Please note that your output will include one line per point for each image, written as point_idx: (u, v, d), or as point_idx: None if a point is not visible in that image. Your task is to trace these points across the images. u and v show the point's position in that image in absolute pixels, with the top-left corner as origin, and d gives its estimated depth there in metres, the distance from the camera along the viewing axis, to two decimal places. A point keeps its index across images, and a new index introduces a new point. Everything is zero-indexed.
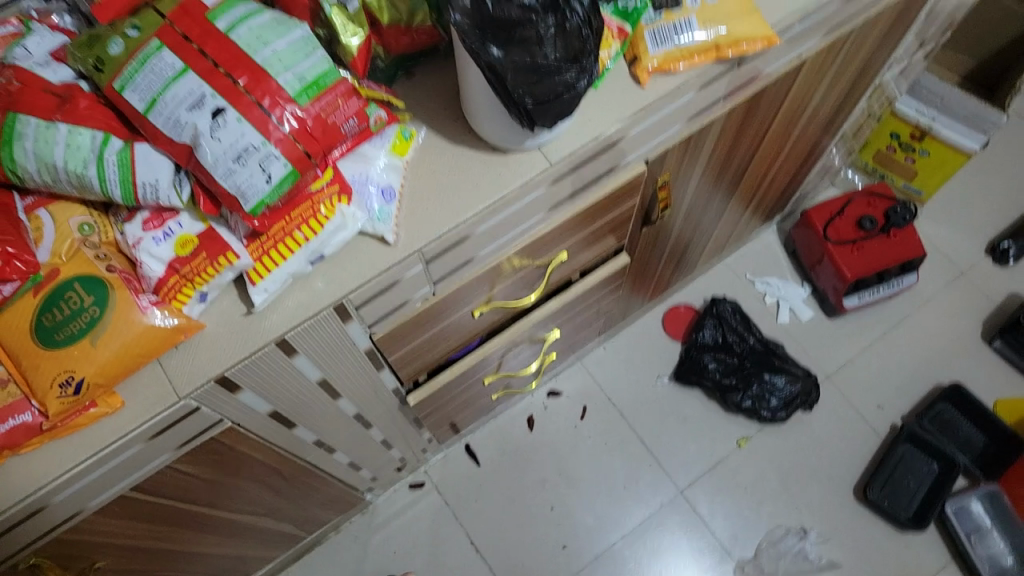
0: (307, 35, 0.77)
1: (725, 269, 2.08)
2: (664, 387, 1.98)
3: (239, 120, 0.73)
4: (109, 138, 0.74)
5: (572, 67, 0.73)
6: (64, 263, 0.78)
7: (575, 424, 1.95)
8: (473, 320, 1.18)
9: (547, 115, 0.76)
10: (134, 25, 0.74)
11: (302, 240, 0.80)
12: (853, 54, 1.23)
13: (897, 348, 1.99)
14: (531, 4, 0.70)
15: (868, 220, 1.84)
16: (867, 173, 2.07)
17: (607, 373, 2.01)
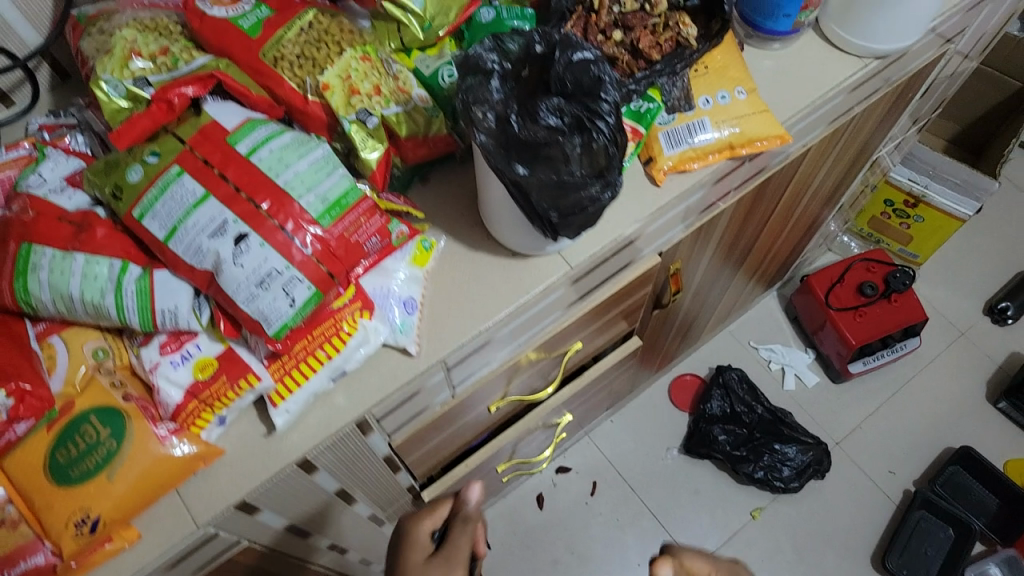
0: (328, 154, 0.77)
1: (727, 336, 2.08)
2: (673, 459, 1.95)
3: (262, 245, 0.71)
4: (127, 266, 0.73)
5: (596, 182, 0.71)
6: (77, 393, 0.75)
7: (585, 501, 1.91)
8: (488, 415, 1.16)
9: (570, 226, 0.75)
10: (154, 152, 0.73)
11: (326, 357, 0.78)
12: (852, 139, 1.25)
13: (907, 411, 1.97)
14: (558, 125, 0.69)
15: (869, 287, 1.85)
16: (863, 237, 2.10)
17: (615, 447, 1.98)
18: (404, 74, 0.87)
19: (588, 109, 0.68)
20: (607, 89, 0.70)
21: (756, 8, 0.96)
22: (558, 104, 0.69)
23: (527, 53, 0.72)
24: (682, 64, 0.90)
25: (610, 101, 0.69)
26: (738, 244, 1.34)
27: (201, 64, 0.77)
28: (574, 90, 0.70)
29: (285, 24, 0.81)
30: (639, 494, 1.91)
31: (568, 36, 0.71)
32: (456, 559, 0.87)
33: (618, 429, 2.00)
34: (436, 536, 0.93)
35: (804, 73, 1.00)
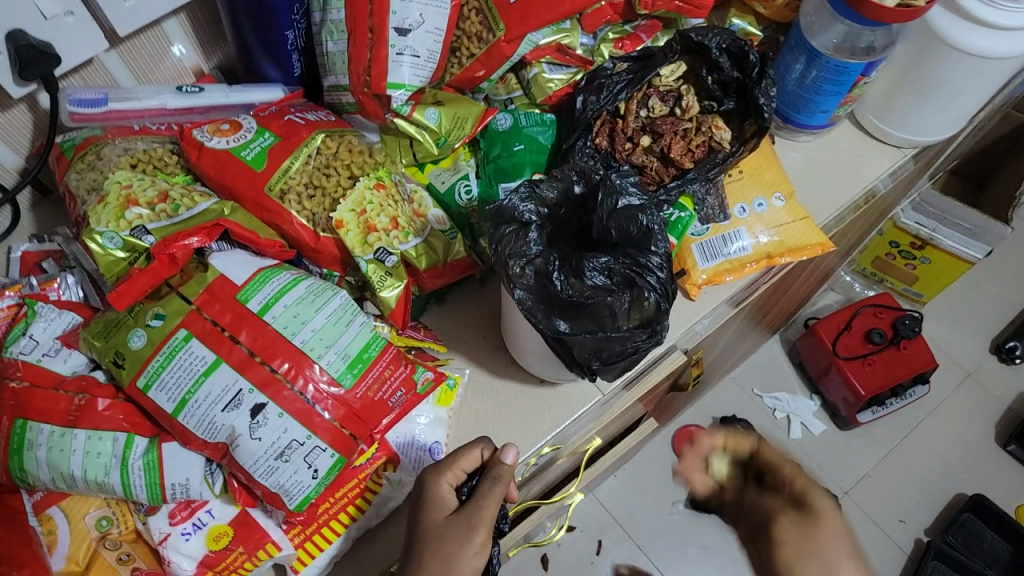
0: (345, 302, 0.70)
1: (731, 383, 1.83)
2: (680, 514, 1.65)
3: (281, 414, 0.64)
4: (132, 438, 0.66)
5: (642, 334, 0.66)
6: (82, 573, 0.67)
7: (590, 561, 1.60)
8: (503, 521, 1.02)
9: (612, 371, 0.70)
10: (157, 313, 0.66)
11: (348, 521, 0.72)
12: (879, 209, 1.18)
13: (930, 451, 1.78)
14: (605, 281, 0.64)
15: (875, 334, 1.66)
16: (867, 277, 1.92)
17: (620, 503, 1.66)
18: (418, 193, 0.81)
19: (638, 265, 0.63)
20: (656, 240, 0.65)
21: (789, 100, 0.90)
22: (606, 262, 0.64)
23: (566, 195, 0.68)
24: (715, 170, 0.82)
25: (660, 253, 0.65)
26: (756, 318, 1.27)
27: (205, 208, 0.70)
28: (620, 239, 0.66)
29: (292, 152, 0.75)
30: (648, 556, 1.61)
31: (613, 180, 0.67)
32: (482, 518, 0.64)
33: (623, 483, 1.69)
34: (464, 492, 0.67)
35: (837, 165, 0.95)
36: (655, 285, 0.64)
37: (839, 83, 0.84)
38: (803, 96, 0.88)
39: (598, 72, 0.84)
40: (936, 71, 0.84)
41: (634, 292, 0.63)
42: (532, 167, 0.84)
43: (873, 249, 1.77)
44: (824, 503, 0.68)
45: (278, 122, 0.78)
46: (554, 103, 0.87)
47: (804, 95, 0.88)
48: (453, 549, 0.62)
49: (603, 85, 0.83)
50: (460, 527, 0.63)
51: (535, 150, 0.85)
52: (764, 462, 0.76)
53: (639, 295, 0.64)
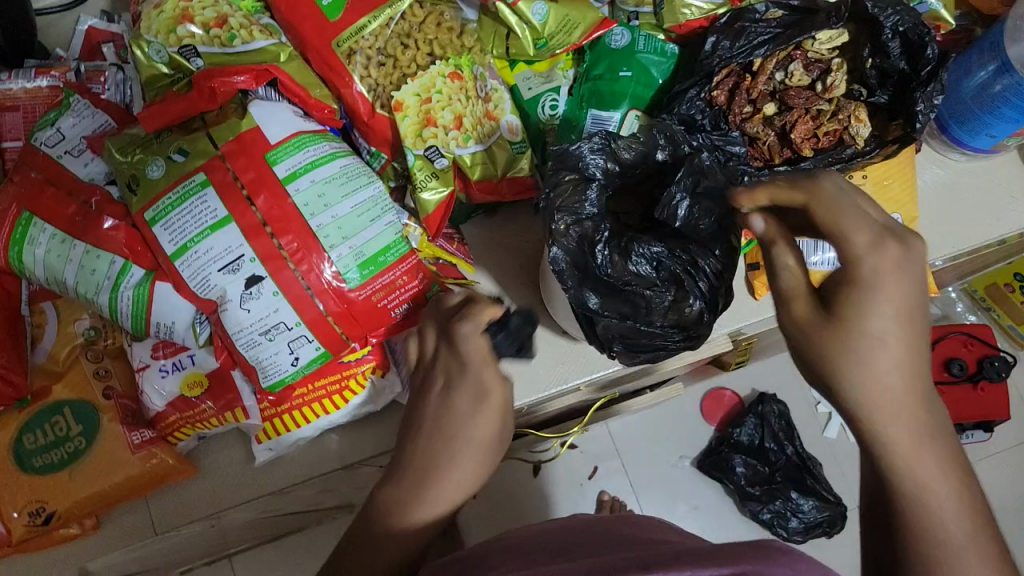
0: (375, 195, 0.64)
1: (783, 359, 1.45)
2: (684, 470, 1.35)
3: (275, 293, 0.61)
4: (128, 266, 0.62)
5: (677, 337, 0.59)
6: (58, 376, 0.68)
7: (578, 482, 1.30)
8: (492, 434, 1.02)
9: (636, 359, 0.64)
10: (181, 148, 0.61)
11: (319, 413, 0.69)
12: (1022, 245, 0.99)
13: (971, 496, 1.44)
14: (651, 272, 0.57)
15: (956, 363, 1.27)
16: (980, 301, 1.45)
17: (629, 437, 1.35)
18: (498, 93, 0.72)
19: (693, 267, 0.57)
20: (725, 244, 0.58)
21: (954, 109, 0.75)
22: (658, 253, 0.57)
23: (645, 158, 0.60)
24: (836, 166, 0.70)
25: (722, 261, 0.58)
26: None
27: (261, 47, 0.64)
28: (685, 229, 0.58)
29: (372, 10, 0.66)
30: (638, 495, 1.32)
31: (700, 160, 0.58)
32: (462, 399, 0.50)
33: (639, 420, 1.37)
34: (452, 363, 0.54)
35: (980, 199, 0.81)
36: (704, 293, 0.57)
37: (1018, 107, 0.69)
38: (972, 109, 0.73)
39: (743, 13, 0.71)
40: None
41: (679, 292, 0.57)
42: (632, 101, 0.74)
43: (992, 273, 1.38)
44: (881, 259, 0.44)
45: None
46: (683, 33, 0.74)
47: (974, 107, 0.73)
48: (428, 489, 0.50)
49: (744, 30, 0.70)
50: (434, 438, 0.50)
51: (642, 83, 0.74)
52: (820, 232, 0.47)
53: (684, 297, 0.58)
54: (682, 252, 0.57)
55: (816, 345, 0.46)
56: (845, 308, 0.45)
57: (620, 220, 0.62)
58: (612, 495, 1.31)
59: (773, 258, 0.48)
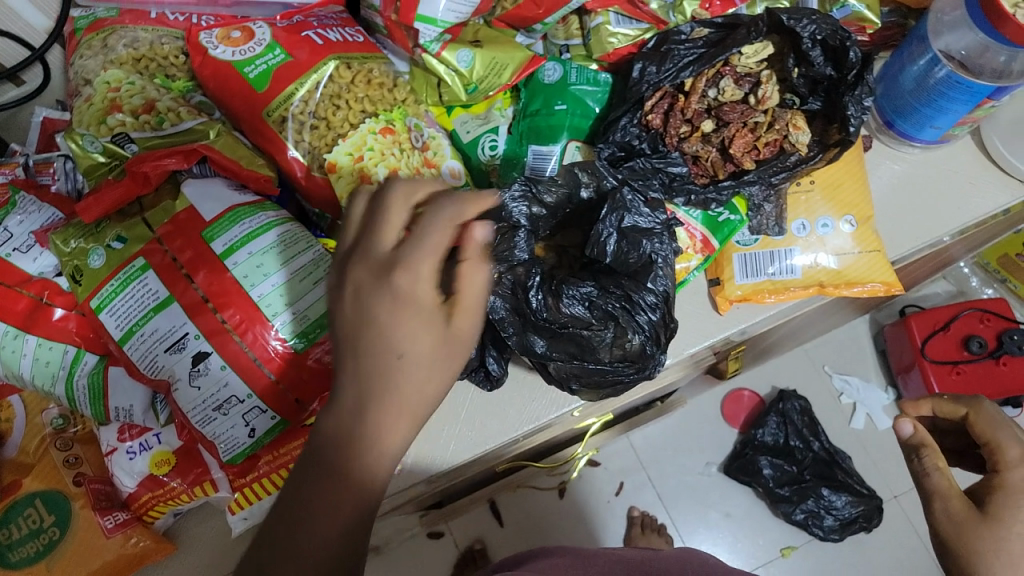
0: (317, 258, 0.65)
1: (800, 354, 1.42)
2: (711, 478, 1.35)
3: (223, 367, 0.62)
4: (81, 354, 0.66)
5: (629, 370, 0.60)
6: (29, 467, 0.72)
7: (606, 499, 1.34)
8: (497, 468, 1.02)
9: (596, 393, 0.64)
10: (119, 235, 0.64)
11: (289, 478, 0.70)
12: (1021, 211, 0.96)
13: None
14: (589, 311, 0.58)
15: (975, 340, 1.23)
16: (989, 271, 1.45)
17: (653, 449, 1.37)
18: (436, 140, 0.73)
19: (629, 302, 0.58)
20: (655, 275, 0.59)
21: (895, 101, 0.75)
22: (589, 292, 0.58)
23: (570, 199, 0.61)
24: (782, 174, 0.70)
25: (656, 292, 0.59)
26: (839, 309, 1.10)
27: (190, 128, 0.65)
28: (617, 265, 0.60)
29: (298, 77, 0.67)
30: (667, 508, 1.33)
31: (622, 194, 0.59)
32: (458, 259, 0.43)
33: (660, 432, 1.38)
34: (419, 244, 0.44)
35: (943, 189, 0.80)
36: (643, 325, 0.58)
37: (951, 99, 0.69)
38: (912, 103, 0.73)
39: (669, 36, 0.71)
40: None
41: (618, 326, 0.58)
42: (571, 132, 0.73)
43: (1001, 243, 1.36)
44: None
45: (293, 37, 0.69)
46: (613, 61, 0.75)
47: (913, 101, 0.73)
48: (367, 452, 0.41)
49: (669, 53, 0.71)
50: (372, 336, 0.41)
51: (579, 113, 0.74)
52: (979, 435, 0.58)
53: (624, 332, 0.58)
54: (615, 288, 0.59)
55: (965, 535, 0.53)
56: (997, 507, 0.53)
57: (568, 254, 0.64)
58: (642, 511, 1.33)
59: (928, 461, 0.57)
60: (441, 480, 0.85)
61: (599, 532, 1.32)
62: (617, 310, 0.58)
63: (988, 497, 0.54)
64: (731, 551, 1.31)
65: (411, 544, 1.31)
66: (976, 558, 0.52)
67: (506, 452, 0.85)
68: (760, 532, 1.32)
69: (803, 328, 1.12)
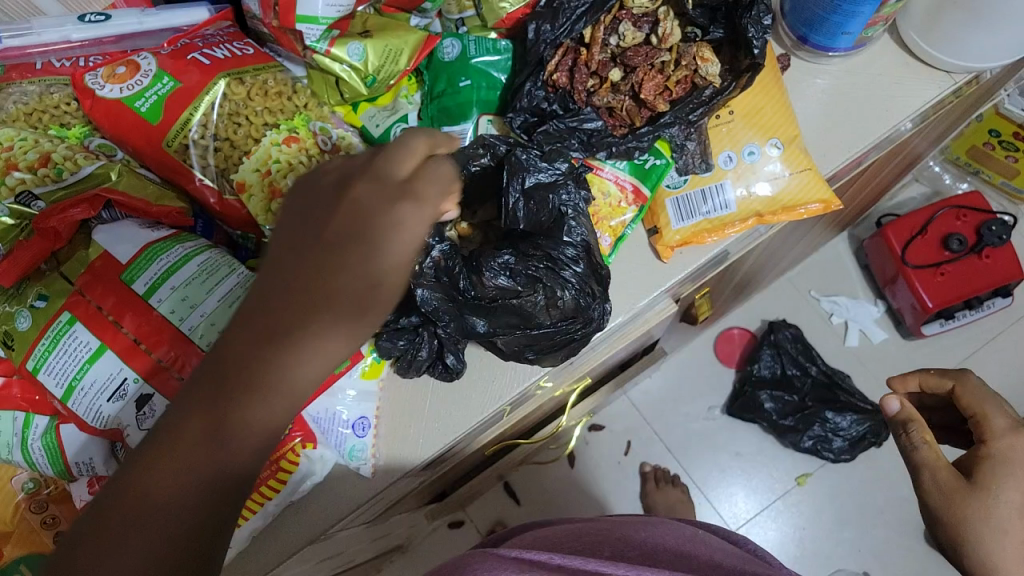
0: (242, 280, 0.64)
1: (785, 283, 1.41)
2: (718, 421, 1.35)
3: (169, 407, 0.61)
4: (30, 418, 0.66)
5: (575, 325, 0.59)
6: (7, 536, 0.72)
7: (617, 460, 1.35)
8: (492, 450, 1.02)
9: (557, 357, 0.64)
10: (41, 294, 0.63)
11: (264, 500, 0.69)
12: (972, 97, 0.93)
13: (1002, 361, 1.36)
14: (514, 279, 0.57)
15: (955, 238, 1.22)
16: (960, 167, 1.44)
17: (654, 404, 1.37)
18: (347, 140, 0.70)
19: (550, 261, 0.57)
20: (570, 227, 0.58)
21: (802, 14, 0.74)
22: (507, 261, 0.56)
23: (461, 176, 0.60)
24: (696, 111, 0.70)
25: (575, 244, 0.58)
26: (809, 232, 1.08)
27: (90, 173, 0.64)
28: (532, 228, 0.58)
29: (191, 102, 0.66)
30: (678, 458, 1.34)
31: (517, 157, 0.58)
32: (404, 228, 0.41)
33: (659, 385, 1.37)
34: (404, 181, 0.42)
35: (873, 95, 0.78)
36: (569, 280, 0.57)
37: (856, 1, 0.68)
38: (817, 13, 0.72)
39: None
40: None
41: (547, 287, 0.57)
42: (480, 106, 0.72)
43: (967, 136, 1.34)
44: (1016, 441, 0.62)
45: (180, 62, 0.67)
46: (510, 26, 0.73)
47: (818, 10, 0.71)
48: (244, 415, 0.41)
49: (560, 8, 0.69)
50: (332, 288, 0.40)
51: (485, 86, 0.73)
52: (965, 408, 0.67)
53: (553, 292, 0.57)
54: (533, 252, 0.57)
55: (954, 503, 0.61)
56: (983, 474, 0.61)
57: (494, 226, 0.64)
58: (653, 466, 1.33)
59: (916, 436, 0.65)
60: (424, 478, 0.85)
61: (614, 493, 1.33)
62: (540, 271, 0.57)
63: (976, 467, 0.63)
64: (746, 487, 1.32)
65: (435, 535, 1.34)
66: (965, 525, 0.60)
67: (484, 438, 0.85)
68: (773, 464, 1.32)
69: (775, 257, 1.10)
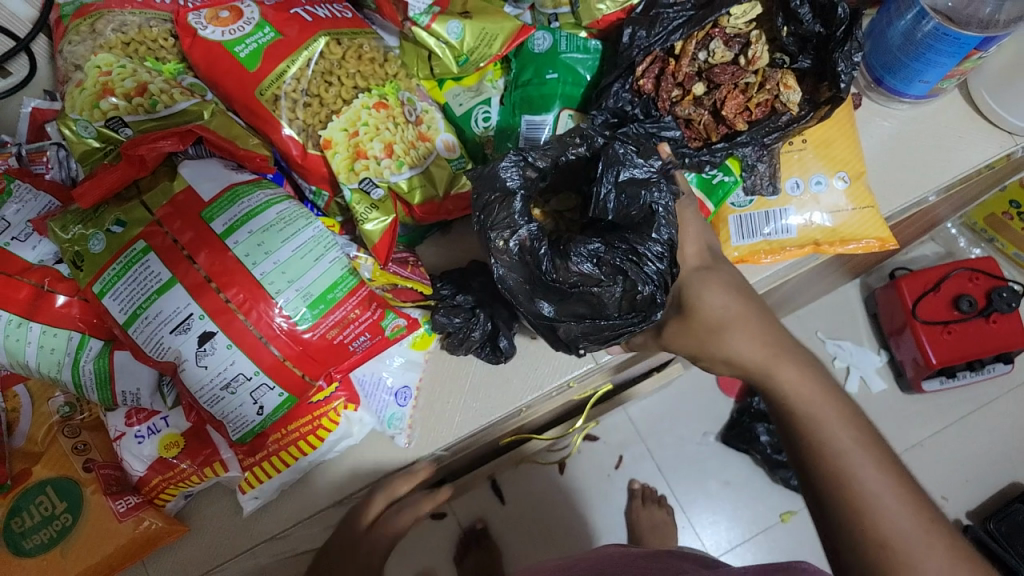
0: (317, 234, 0.66)
1: (794, 322, 1.43)
2: (710, 447, 1.36)
3: (229, 346, 0.62)
4: (86, 340, 0.67)
5: (640, 322, 0.61)
6: (38, 456, 0.71)
7: (606, 473, 1.35)
8: (496, 441, 1.02)
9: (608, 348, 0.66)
10: (118, 219, 0.64)
11: (298, 455, 0.71)
12: (1006, 168, 0.95)
13: (993, 427, 1.38)
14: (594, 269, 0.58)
15: (966, 299, 1.24)
16: (977, 231, 1.46)
17: (652, 424, 1.38)
18: (430, 113, 0.73)
19: (633, 256, 0.58)
20: (660, 225, 0.58)
21: (884, 58, 0.76)
22: (596, 249, 0.58)
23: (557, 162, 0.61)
24: (773, 135, 0.71)
25: (662, 241, 0.58)
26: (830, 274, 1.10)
27: (183, 109, 0.66)
28: (619, 220, 0.60)
29: (289, 55, 0.66)
30: (666, 479, 1.35)
31: (615, 150, 0.60)
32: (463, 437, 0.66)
33: (659, 406, 1.38)
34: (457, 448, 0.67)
35: (932, 146, 0.80)
36: (651, 276, 0.58)
37: (939, 52, 0.70)
38: (899, 59, 0.74)
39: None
40: None
41: (627, 281, 0.58)
42: (563, 101, 0.74)
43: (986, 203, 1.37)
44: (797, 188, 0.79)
45: (282, 15, 0.68)
46: (602, 28, 0.75)
47: (900, 56, 0.73)
48: None
49: (658, 18, 0.70)
50: None
51: (571, 81, 0.74)
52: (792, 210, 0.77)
53: (633, 285, 0.58)
54: (620, 243, 0.59)
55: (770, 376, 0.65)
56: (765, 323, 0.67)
57: (565, 219, 0.66)
58: (642, 484, 1.34)
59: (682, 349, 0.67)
60: (440, 460, 0.86)
61: (599, 505, 1.34)
62: (624, 263, 0.58)
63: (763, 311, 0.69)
64: (732, 517, 1.33)
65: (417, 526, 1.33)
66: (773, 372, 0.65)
67: (504, 429, 0.86)
68: (759, 498, 1.33)
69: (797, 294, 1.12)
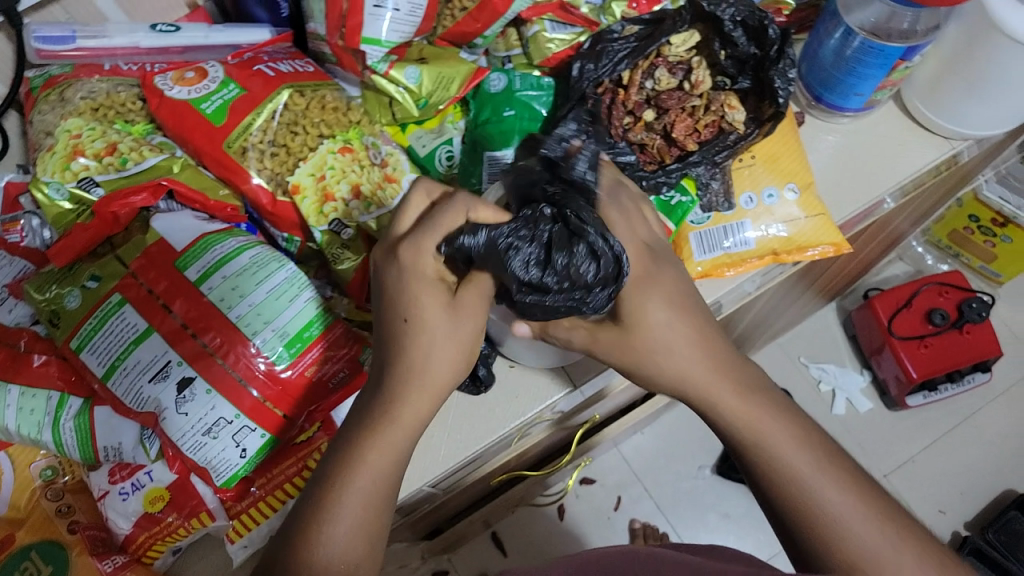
0: (290, 275, 0.67)
1: (774, 348, 1.46)
2: (706, 480, 1.36)
3: (209, 390, 0.63)
4: (65, 399, 0.67)
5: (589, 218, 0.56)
6: (20, 522, 0.70)
7: (606, 516, 1.34)
8: (490, 485, 1.02)
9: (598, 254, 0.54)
10: (93, 275, 0.66)
11: (284, 498, 0.70)
12: (955, 176, 0.99)
13: (981, 437, 1.39)
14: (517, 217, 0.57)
15: (938, 313, 1.26)
16: (941, 249, 1.47)
17: (646, 461, 1.37)
18: (395, 156, 0.74)
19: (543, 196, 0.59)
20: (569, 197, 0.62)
21: (821, 77, 0.80)
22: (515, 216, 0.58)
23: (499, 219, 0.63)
24: (724, 153, 0.74)
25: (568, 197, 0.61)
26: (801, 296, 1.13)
27: (154, 164, 0.69)
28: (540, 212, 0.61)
29: (254, 108, 0.69)
30: (666, 516, 1.33)
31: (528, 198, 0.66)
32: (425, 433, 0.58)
33: (650, 443, 1.38)
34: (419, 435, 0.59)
35: (875, 155, 0.84)
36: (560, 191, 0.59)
37: (866, 63, 0.74)
38: (834, 75, 0.78)
39: (602, 36, 0.76)
40: (986, 61, 0.74)
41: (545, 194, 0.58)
42: (522, 135, 0.76)
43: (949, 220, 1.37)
44: None
45: (245, 72, 0.71)
46: (553, 66, 0.79)
47: (835, 72, 0.77)
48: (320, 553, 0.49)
49: (604, 51, 0.75)
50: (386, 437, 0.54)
51: (528, 117, 0.77)
52: None
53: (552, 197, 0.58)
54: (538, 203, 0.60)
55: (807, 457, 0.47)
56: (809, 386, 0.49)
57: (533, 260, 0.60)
58: (643, 523, 1.32)
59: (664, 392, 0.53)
60: (433, 501, 0.85)
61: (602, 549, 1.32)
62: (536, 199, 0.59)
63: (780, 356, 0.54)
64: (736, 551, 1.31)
65: None
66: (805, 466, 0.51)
67: (496, 464, 0.85)
68: (759, 528, 1.32)
69: (772, 317, 1.14)
